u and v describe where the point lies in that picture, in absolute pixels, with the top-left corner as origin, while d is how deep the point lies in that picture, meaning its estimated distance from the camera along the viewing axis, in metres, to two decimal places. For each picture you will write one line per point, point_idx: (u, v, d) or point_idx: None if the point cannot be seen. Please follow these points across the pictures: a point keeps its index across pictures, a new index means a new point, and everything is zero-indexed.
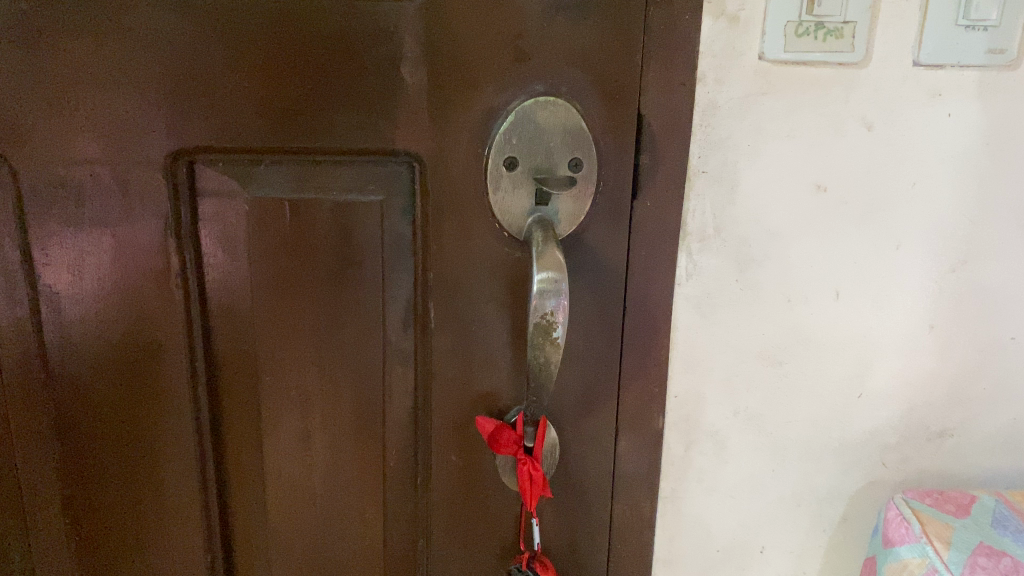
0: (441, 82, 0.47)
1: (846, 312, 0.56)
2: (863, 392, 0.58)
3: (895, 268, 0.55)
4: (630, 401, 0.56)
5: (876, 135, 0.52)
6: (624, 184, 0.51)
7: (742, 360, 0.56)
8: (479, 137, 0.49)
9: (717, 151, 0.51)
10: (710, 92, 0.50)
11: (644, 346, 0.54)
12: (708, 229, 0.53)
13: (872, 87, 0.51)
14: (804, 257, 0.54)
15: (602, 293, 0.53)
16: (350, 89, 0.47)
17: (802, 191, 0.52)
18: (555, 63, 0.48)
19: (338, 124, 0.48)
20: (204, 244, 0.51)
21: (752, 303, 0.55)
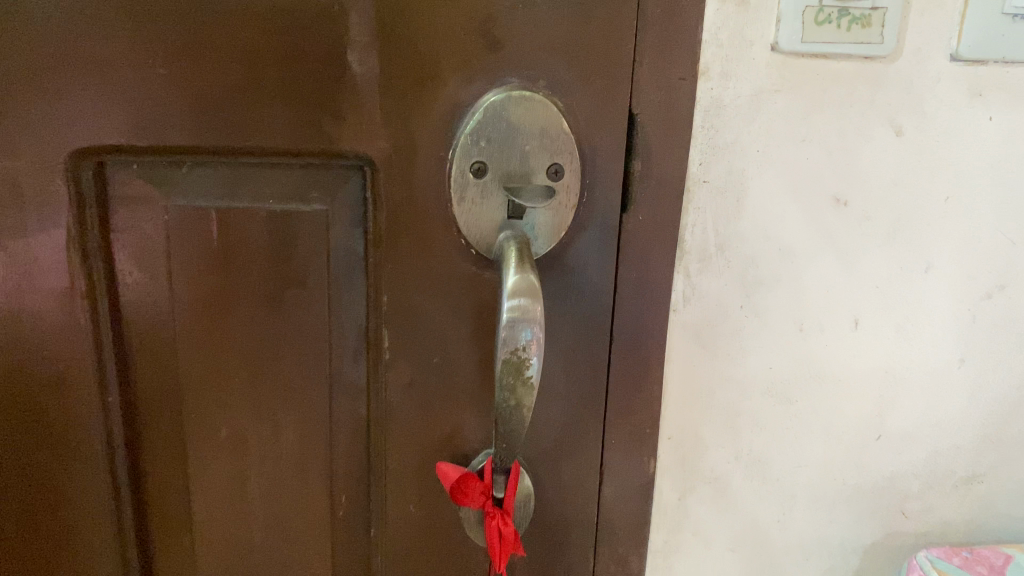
0: (395, 72, 0.40)
1: (865, 344, 0.49)
2: (882, 433, 0.51)
3: (921, 293, 0.48)
4: (616, 443, 0.48)
5: (906, 141, 0.45)
6: (611, 196, 0.43)
7: (746, 397, 0.49)
8: (442, 138, 0.41)
9: (721, 158, 0.44)
10: (715, 88, 0.43)
11: (633, 381, 0.47)
12: (709, 248, 0.45)
13: (902, 85, 0.44)
14: (819, 281, 0.47)
15: (585, 322, 0.46)
16: (288, 79, 0.40)
17: (819, 205, 0.45)
18: (532, 52, 0.40)
19: (274, 120, 0.40)
20: (118, 260, 0.43)
21: (760, 333, 0.48)
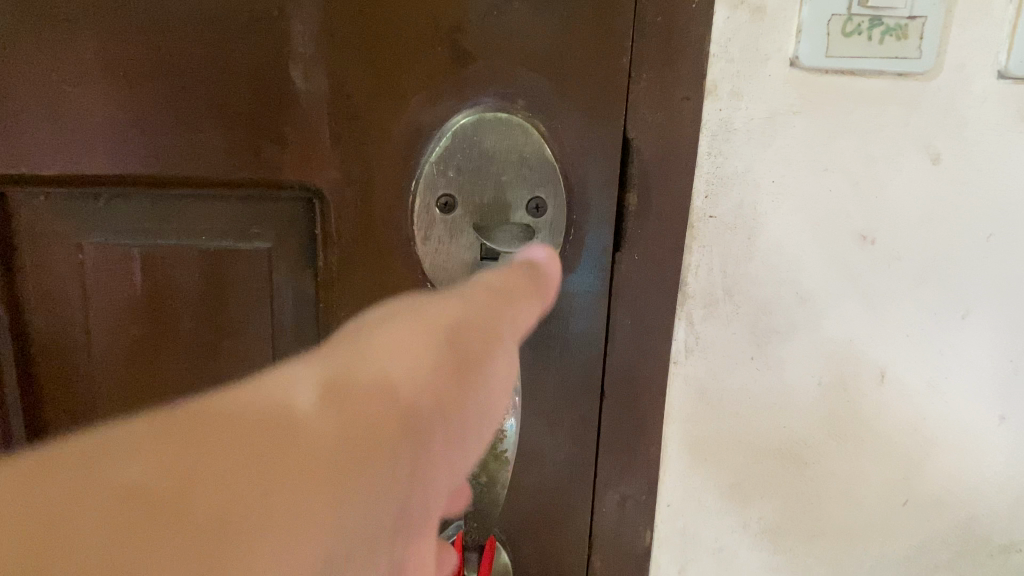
0: (348, 89, 0.34)
1: (892, 400, 0.43)
2: (908, 497, 0.45)
3: (957, 342, 0.42)
4: (608, 510, 0.43)
5: (944, 170, 0.39)
6: (602, 234, 0.38)
7: (756, 459, 0.43)
8: (403, 167, 0.35)
9: (730, 190, 0.37)
10: (724, 109, 0.36)
11: (626, 442, 0.41)
12: (715, 292, 0.39)
13: (942, 106, 0.37)
14: (840, 329, 0.41)
15: (572, 375, 0.40)
16: (219, 99, 0.34)
17: (842, 243, 0.39)
18: (509, 67, 0.34)
19: (204, 147, 0.34)
20: (25, 304, 0.38)
21: (773, 388, 0.41)
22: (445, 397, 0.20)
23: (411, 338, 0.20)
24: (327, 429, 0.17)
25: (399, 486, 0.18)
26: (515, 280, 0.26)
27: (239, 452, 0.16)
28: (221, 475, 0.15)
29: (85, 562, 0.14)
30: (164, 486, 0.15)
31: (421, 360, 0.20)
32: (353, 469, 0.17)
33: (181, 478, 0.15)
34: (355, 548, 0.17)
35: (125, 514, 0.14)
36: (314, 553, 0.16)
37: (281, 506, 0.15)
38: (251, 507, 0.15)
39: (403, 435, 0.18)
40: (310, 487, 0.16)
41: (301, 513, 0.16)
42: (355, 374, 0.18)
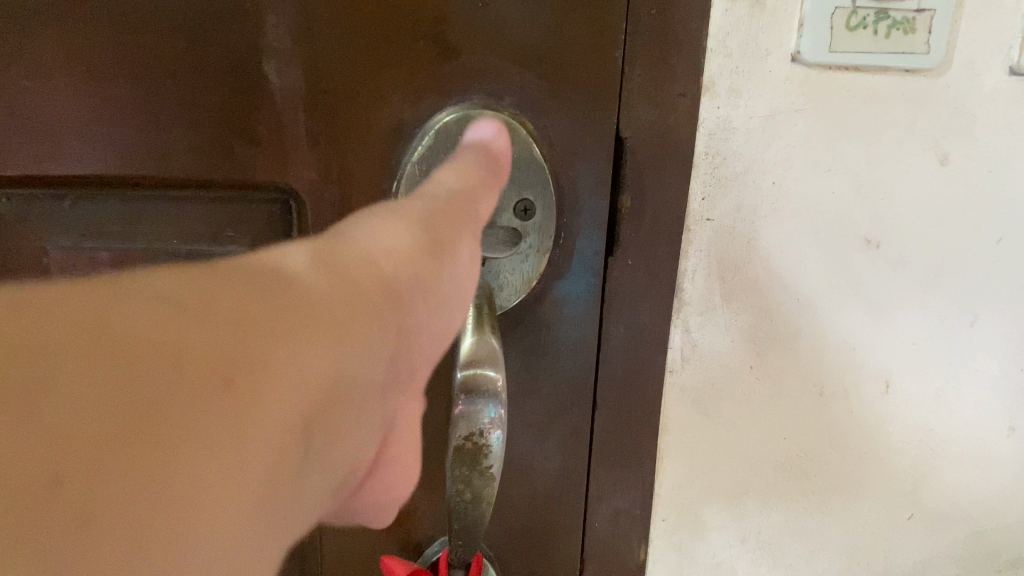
0: (326, 85, 0.32)
1: (897, 411, 0.41)
2: (914, 511, 0.44)
3: (965, 351, 0.40)
4: (601, 525, 0.41)
5: (953, 171, 0.37)
6: (594, 238, 0.36)
7: (755, 472, 0.41)
8: (384, 167, 0.34)
9: (728, 193, 0.36)
10: (722, 107, 0.34)
11: (620, 455, 0.40)
12: (713, 298, 0.37)
13: (951, 104, 0.36)
14: (843, 337, 0.39)
15: (562, 386, 0.38)
16: (189, 96, 0.32)
17: (846, 247, 0.37)
18: (496, 63, 0.33)
19: (174, 146, 0.33)
20: None
21: (772, 397, 0.40)
22: (423, 274, 0.20)
23: (391, 228, 0.20)
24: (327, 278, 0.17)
25: (385, 349, 0.18)
26: (467, 171, 0.26)
27: (249, 283, 0.15)
28: (235, 295, 0.15)
29: (122, 338, 0.13)
30: (188, 298, 0.14)
31: (397, 242, 0.20)
32: (348, 317, 0.17)
33: (200, 291, 0.14)
34: (347, 403, 0.17)
35: (154, 307, 0.13)
36: (320, 382, 0.16)
37: (297, 327, 0.15)
38: (272, 324, 0.15)
39: (387, 306, 0.18)
40: (317, 320, 0.16)
41: (311, 338, 0.15)
42: (342, 254, 0.18)
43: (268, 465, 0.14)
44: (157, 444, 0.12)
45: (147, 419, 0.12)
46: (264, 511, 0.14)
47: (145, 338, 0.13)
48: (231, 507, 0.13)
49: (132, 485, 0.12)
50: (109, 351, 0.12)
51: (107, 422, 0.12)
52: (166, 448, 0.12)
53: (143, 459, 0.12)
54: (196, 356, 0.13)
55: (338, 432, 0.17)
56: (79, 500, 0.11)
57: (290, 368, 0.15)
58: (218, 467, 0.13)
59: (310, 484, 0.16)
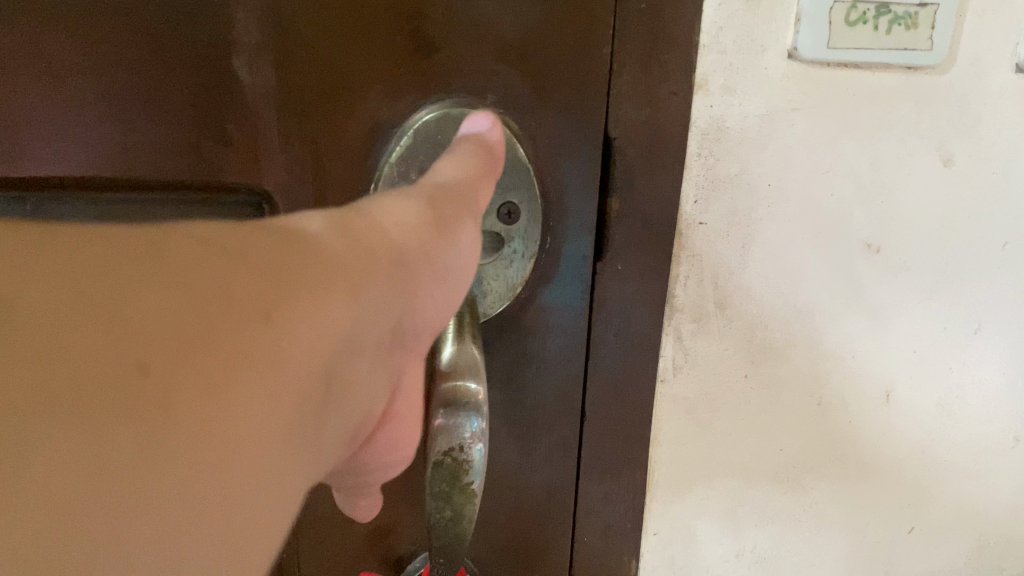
0: (299, 82, 0.31)
1: (898, 421, 0.40)
2: (915, 524, 0.42)
3: (969, 359, 0.39)
4: (591, 540, 0.40)
5: (957, 173, 0.35)
6: (582, 242, 0.34)
7: (750, 485, 0.40)
8: (361, 167, 0.32)
9: (722, 195, 0.34)
10: (716, 106, 0.33)
11: (610, 467, 0.38)
12: (706, 305, 0.36)
13: (956, 102, 0.34)
14: (842, 345, 0.37)
15: (549, 395, 0.37)
16: (155, 93, 0.31)
17: (845, 252, 0.36)
18: (477, 59, 0.31)
19: (139, 146, 0.31)
20: None
21: (769, 408, 0.38)
22: (430, 249, 0.20)
23: (397, 204, 0.21)
24: (344, 242, 0.18)
25: (391, 318, 0.19)
26: (467, 163, 0.25)
27: (280, 236, 0.16)
28: (268, 243, 0.16)
29: (177, 271, 0.14)
30: (231, 243, 0.15)
31: (404, 217, 0.20)
32: (370, 273, 0.18)
33: (241, 237, 0.15)
34: (363, 353, 0.18)
35: (202, 245, 0.14)
36: (346, 328, 0.17)
37: (325, 275, 0.16)
38: (300, 277, 0.16)
39: (401, 274, 0.19)
40: (345, 271, 0.17)
41: (339, 288, 0.16)
42: (357, 227, 0.19)
43: (295, 395, 0.15)
44: (211, 357, 0.13)
45: (201, 336, 0.13)
46: (292, 445, 0.15)
47: (199, 270, 0.14)
48: (267, 425, 0.14)
49: (191, 390, 0.13)
50: (169, 277, 0.13)
51: (170, 333, 0.13)
52: (217, 363, 0.13)
53: (201, 367, 0.13)
54: (240, 287, 0.14)
55: (354, 379, 0.18)
56: (149, 401, 0.13)
57: (318, 309, 0.16)
58: (258, 384, 0.14)
59: (329, 422, 0.17)
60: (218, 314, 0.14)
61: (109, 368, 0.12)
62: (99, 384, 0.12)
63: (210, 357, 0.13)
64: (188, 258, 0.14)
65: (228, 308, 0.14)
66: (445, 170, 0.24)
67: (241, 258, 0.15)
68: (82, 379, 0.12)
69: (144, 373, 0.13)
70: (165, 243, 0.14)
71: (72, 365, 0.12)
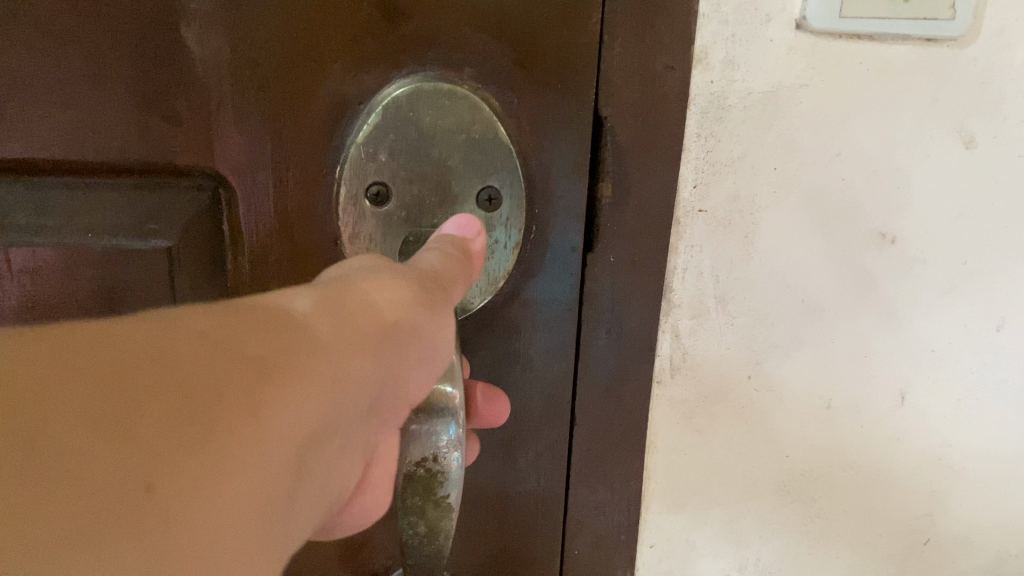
0: (257, 55, 0.28)
1: (913, 425, 0.37)
2: (931, 536, 0.39)
3: (991, 359, 0.36)
4: (582, 552, 0.37)
5: (979, 157, 0.32)
6: (571, 231, 0.31)
7: (753, 494, 0.37)
8: (326, 148, 0.29)
9: (723, 180, 0.31)
10: (717, 81, 0.30)
11: (602, 475, 0.35)
12: (706, 300, 0.33)
13: (979, 78, 0.31)
14: (854, 343, 0.34)
15: (536, 397, 0.34)
16: (97, 68, 0.28)
17: (858, 243, 0.33)
18: (454, 29, 0.28)
19: (81, 126, 0.28)
20: None
21: (775, 412, 0.35)
22: (416, 323, 0.22)
23: (385, 274, 0.22)
24: (326, 320, 0.19)
25: (368, 388, 0.20)
26: (451, 268, 0.25)
27: (266, 321, 0.18)
28: (256, 331, 0.17)
29: (176, 374, 0.15)
30: (224, 336, 0.17)
31: (398, 297, 0.22)
32: (351, 355, 0.19)
33: (229, 326, 0.17)
34: (338, 428, 0.20)
35: (197, 342, 0.16)
36: (322, 405, 0.18)
37: (307, 363, 0.18)
38: (284, 366, 0.17)
39: (381, 352, 0.21)
40: (323, 353, 0.19)
41: (319, 371, 0.18)
42: (342, 304, 0.20)
43: (270, 477, 0.17)
44: (204, 459, 0.15)
45: (197, 440, 0.15)
46: (265, 522, 0.17)
47: (195, 372, 0.16)
48: (246, 510, 0.16)
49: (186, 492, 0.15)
50: (172, 382, 0.15)
51: (169, 445, 0.15)
52: (211, 462, 0.15)
53: (199, 470, 0.15)
54: (231, 385, 0.16)
55: (327, 449, 0.20)
56: (156, 505, 0.14)
57: (300, 398, 0.18)
58: (240, 476, 0.16)
59: (300, 491, 0.19)
60: (213, 415, 0.15)
61: (120, 479, 0.14)
62: (114, 494, 0.14)
63: (202, 462, 0.15)
64: (188, 358, 0.16)
65: (221, 409, 0.16)
66: (431, 256, 0.24)
67: (229, 354, 0.16)
68: (96, 494, 0.14)
69: (151, 485, 0.14)
70: (166, 342, 0.16)
71: (88, 477, 0.14)
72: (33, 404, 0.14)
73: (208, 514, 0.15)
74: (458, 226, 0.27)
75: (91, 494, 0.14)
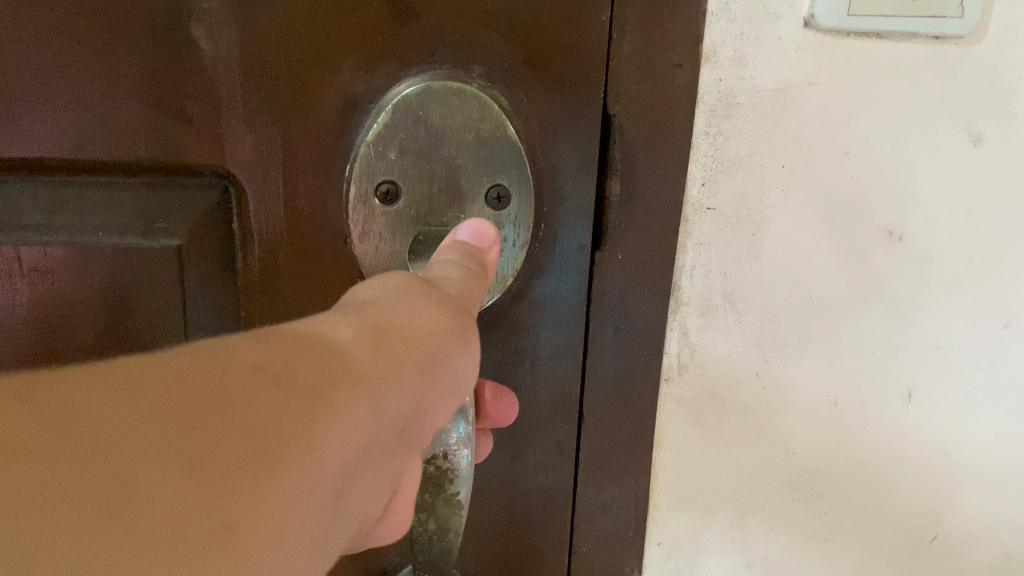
0: (267, 54, 0.28)
1: (921, 423, 0.37)
2: (937, 534, 0.39)
3: (998, 357, 0.36)
4: (589, 549, 0.37)
5: (987, 155, 0.32)
6: (579, 229, 0.32)
7: (760, 492, 0.37)
8: (336, 147, 0.29)
9: (731, 178, 0.31)
10: (725, 79, 0.30)
11: (609, 472, 0.35)
12: (713, 298, 0.33)
13: (987, 76, 0.31)
14: (862, 340, 0.34)
15: (544, 394, 0.34)
16: (108, 67, 0.28)
17: (866, 240, 0.33)
18: (463, 28, 0.29)
19: (91, 125, 0.28)
20: None
21: (782, 410, 0.35)
22: (449, 346, 0.21)
23: (417, 299, 0.21)
24: (370, 345, 0.19)
25: (409, 414, 0.20)
26: (469, 276, 0.25)
27: (312, 348, 0.17)
28: (305, 360, 0.17)
29: (241, 411, 0.15)
30: (280, 367, 0.16)
31: (427, 317, 0.21)
32: (395, 380, 0.19)
33: (279, 356, 0.16)
34: (383, 454, 0.19)
35: (258, 375, 0.16)
36: (370, 435, 0.18)
37: (357, 392, 0.18)
38: (339, 396, 0.17)
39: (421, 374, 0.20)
40: (372, 381, 0.18)
41: (370, 399, 0.18)
42: (381, 327, 0.20)
43: (322, 512, 0.17)
44: (274, 500, 0.15)
45: (267, 480, 0.15)
46: (317, 557, 0.17)
47: (259, 408, 0.15)
48: (303, 548, 0.16)
49: (262, 531, 0.14)
50: (238, 420, 0.15)
51: (243, 487, 0.14)
52: (280, 502, 0.15)
53: (269, 511, 0.15)
54: (294, 418, 0.16)
55: (370, 478, 0.19)
56: (237, 548, 0.14)
57: (352, 428, 0.17)
58: (300, 514, 0.16)
59: (345, 521, 0.18)
60: (280, 450, 0.15)
61: (202, 527, 0.13)
62: (196, 543, 0.13)
63: (272, 503, 0.15)
64: (250, 392, 0.15)
65: (287, 445, 0.15)
66: (449, 269, 0.25)
67: (287, 385, 0.16)
68: (181, 545, 0.13)
69: (228, 531, 0.14)
70: (225, 376, 0.15)
71: (171, 526, 0.13)
72: (108, 450, 0.13)
73: (280, 553, 0.15)
74: (474, 233, 0.27)
75: (175, 544, 0.13)
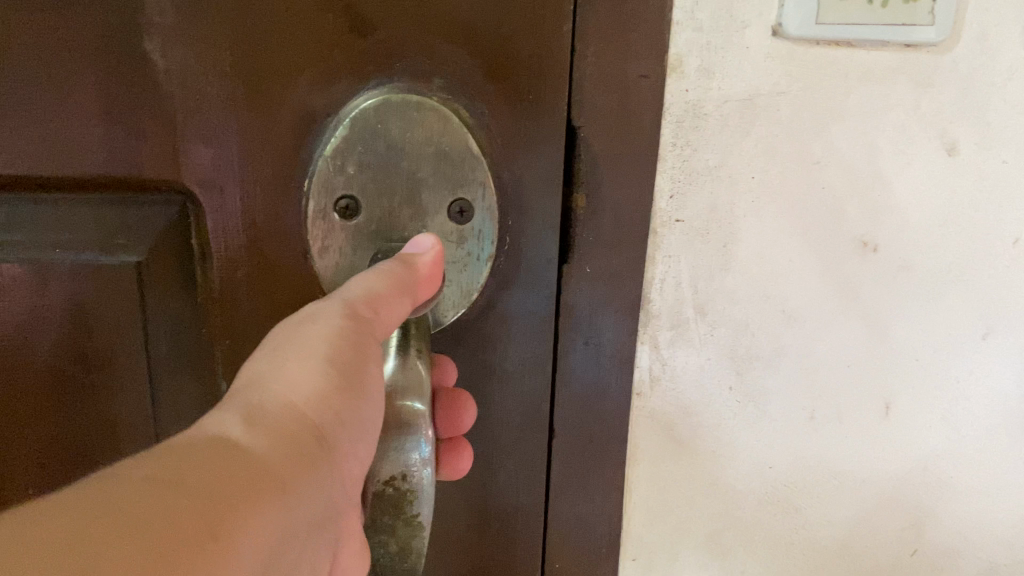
0: (221, 68, 0.28)
1: (901, 437, 0.36)
2: (919, 546, 0.39)
3: (977, 367, 0.35)
4: (563, 565, 0.36)
5: (962, 165, 0.32)
6: (545, 243, 0.31)
7: (738, 505, 0.36)
8: (294, 161, 0.29)
9: (700, 189, 0.31)
10: (692, 89, 0.29)
11: (582, 487, 0.35)
12: (685, 311, 0.32)
13: (961, 85, 0.31)
14: (837, 353, 0.34)
15: (513, 410, 0.34)
16: (61, 83, 0.27)
17: (839, 251, 0.32)
18: (422, 39, 0.28)
19: (43, 142, 0.28)
20: None
21: (758, 423, 0.35)
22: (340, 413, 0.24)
23: (305, 368, 0.24)
24: (259, 441, 0.22)
25: (314, 493, 0.23)
26: (380, 282, 0.26)
27: (200, 452, 0.20)
28: (193, 466, 0.19)
29: (149, 507, 0.17)
30: (175, 471, 0.19)
31: (309, 386, 0.24)
32: (287, 464, 0.22)
33: (172, 466, 0.19)
34: (300, 535, 0.22)
35: (155, 479, 0.18)
36: (277, 513, 0.21)
37: (250, 482, 0.20)
38: (237, 484, 0.20)
39: (314, 448, 0.23)
40: (264, 470, 0.21)
41: (265, 484, 0.21)
42: (269, 418, 0.23)
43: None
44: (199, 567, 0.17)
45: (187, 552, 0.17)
46: None
47: (165, 502, 0.18)
48: None
49: None
50: (146, 512, 0.17)
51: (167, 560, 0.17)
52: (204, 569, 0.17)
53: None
54: (211, 516, 0.18)
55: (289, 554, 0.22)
56: None
57: (257, 507, 0.20)
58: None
59: None
60: (193, 531, 0.18)
61: None
62: None
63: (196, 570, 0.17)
64: (150, 498, 0.18)
65: (199, 525, 0.18)
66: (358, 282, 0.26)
67: (183, 484, 0.18)
68: None
69: None
70: (117, 493, 0.17)
71: None
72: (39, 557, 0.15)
73: None
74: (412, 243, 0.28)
75: None
